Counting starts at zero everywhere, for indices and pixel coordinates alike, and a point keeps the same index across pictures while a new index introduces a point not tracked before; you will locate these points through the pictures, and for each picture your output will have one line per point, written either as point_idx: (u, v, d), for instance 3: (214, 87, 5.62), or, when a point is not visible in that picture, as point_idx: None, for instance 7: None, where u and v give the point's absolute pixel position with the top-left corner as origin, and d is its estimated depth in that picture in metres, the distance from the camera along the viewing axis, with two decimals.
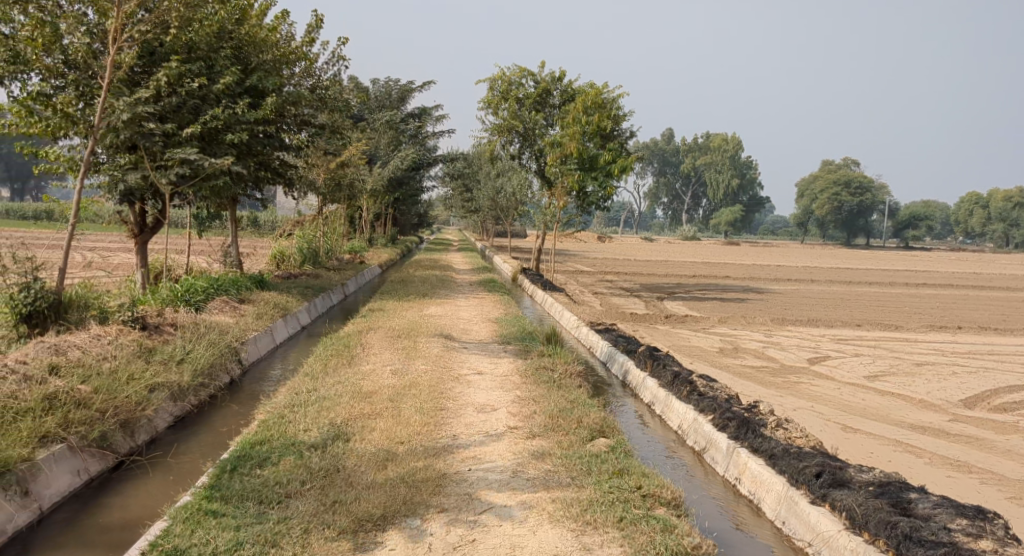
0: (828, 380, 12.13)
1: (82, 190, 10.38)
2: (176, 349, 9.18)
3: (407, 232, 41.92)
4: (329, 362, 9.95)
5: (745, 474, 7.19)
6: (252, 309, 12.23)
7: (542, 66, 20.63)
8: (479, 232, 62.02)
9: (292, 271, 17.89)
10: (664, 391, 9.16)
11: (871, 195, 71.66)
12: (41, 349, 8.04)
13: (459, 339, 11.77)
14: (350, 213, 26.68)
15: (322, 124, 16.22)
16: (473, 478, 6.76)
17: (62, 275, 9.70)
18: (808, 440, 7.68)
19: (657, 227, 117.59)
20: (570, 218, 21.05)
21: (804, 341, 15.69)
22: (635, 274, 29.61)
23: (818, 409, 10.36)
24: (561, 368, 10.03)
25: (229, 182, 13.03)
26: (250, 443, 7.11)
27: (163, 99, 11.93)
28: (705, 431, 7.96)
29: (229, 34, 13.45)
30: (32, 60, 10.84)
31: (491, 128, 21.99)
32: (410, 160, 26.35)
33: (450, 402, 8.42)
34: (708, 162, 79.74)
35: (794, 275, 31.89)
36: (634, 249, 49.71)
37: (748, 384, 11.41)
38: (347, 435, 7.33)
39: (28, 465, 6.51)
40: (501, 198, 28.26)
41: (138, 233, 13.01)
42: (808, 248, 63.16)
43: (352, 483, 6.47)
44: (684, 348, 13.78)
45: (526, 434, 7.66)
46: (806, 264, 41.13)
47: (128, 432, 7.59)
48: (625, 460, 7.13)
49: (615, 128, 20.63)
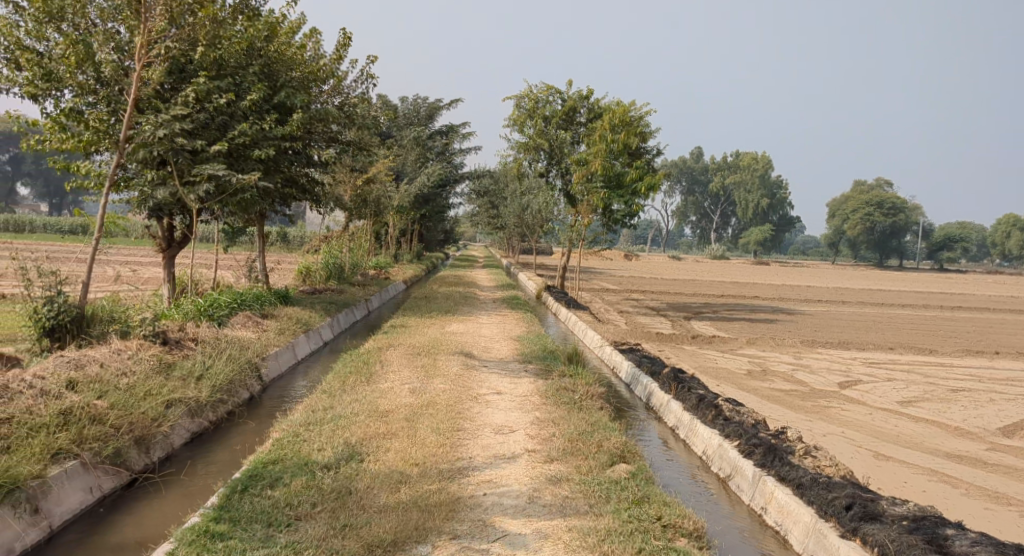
0: (859, 405, 11.79)
1: (108, 205, 10.32)
2: (195, 364, 9.10)
3: (433, 249, 41.90)
4: (348, 380, 9.81)
5: (772, 503, 6.93)
6: (274, 324, 12.15)
7: (569, 83, 20.55)
8: (505, 249, 62.06)
9: (317, 287, 17.87)
10: (688, 415, 8.92)
11: (904, 216, 70.55)
12: (61, 363, 8.00)
13: (480, 358, 11.61)
14: (377, 229, 26.72)
15: (350, 141, 16.21)
16: (488, 503, 6.57)
17: (86, 290, 9.67)
18: (837, 469, 7.39)
19: (685, 246, 116.88)
20: (596, 236, 20.86)
21: (835, 364, 15.31)
22: (662, 293, 29.30)
23: (848, 435, 10.05)
24: (582, 388, 9.82)
25: (256, 198, 13.00)
26: (263, 462, 6.98)
27: (193, 115, 11.93)
28: (730, 457, 7.71)
29: (258, 51, 13.50)
30: (64, 78, 10.87)
31: (517, 146, 21.92)
32: (437, 177, 26.34)
33: (467, 423, 8.24)
34: (737, 181, 79.17)
35: (826, 297, 31.37)
36: (661, 268, 49.24)
37: (776, 408, 11.12)
38: (360, 455, 7.18)
39: (40, 482, 6.42)
40: (527, 215, 28.13)
41: (166, 247, 12.99)
42: (838, 269, 62.31)
43: (364, 506, 6.31)
44: (711, 370, 13.49)
45: (544, 457, 7.46)
46: (838, 285, 40.49)
47: (143, 449, 7.49)
48: (645, 487, 6.91)
49: (642, 146, 20.43)
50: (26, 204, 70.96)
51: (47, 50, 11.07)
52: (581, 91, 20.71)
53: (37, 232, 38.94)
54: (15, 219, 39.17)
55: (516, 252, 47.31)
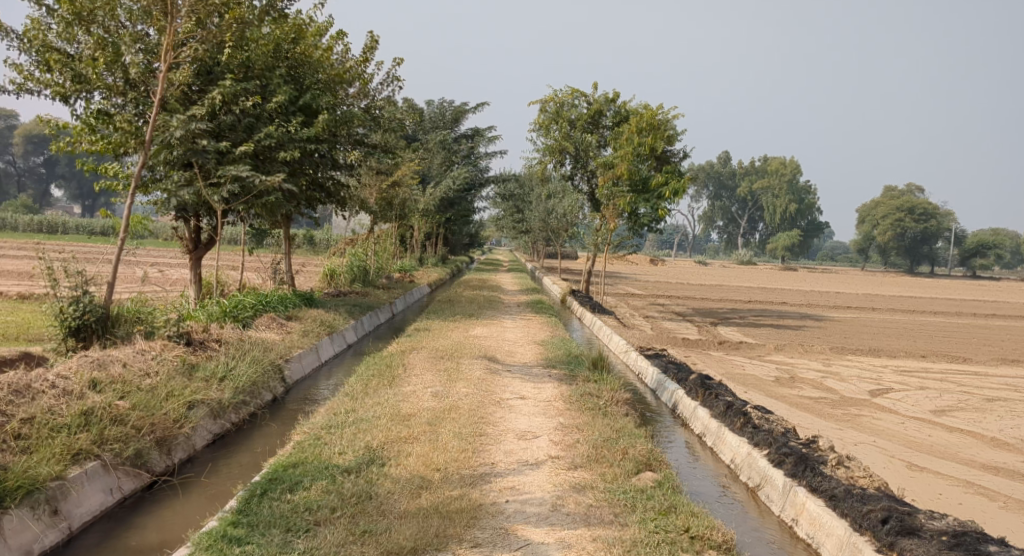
0: (891, 414, 11.50)
1: (133, 205, 10.28)
2: (219, 365, 9.05)
3: (458, 253, 41.84)
4: (370, 383, 9.72)
5: (803, 514, 6.73)
6: (298, 326, 12.11)
7: (595, 86, 20.39)
8: (530, 253, 61.95)
9: (342, 290, 17.85)
10: (716, 422, 8.73)
11: (936, 221, 69.38)
12: (85, 363, 7.98)
13: (503, 362, 11.48)
14: (402, 232, 26.73)
15: (375, 144, 16.16)
16: (510, 510, 6.43)
17: (112, 290, 9.67)
18: (871, 480, 7.15)
19: (711, 251, 115.94)
20: (622, 240, 20.66)
21: (866, 372, 15.00)
22: (688, 298, 28.98)
23: (880, 445, 9.80)
24: (607, 394, 9.64)
25: (281, 200, 12.99)
26: (283, 465, 6.89)
27: (219, 118, 11.98)
28: (760, 466, 7.51)
29: (285, 53, 13.48)
30: (92, 80, 10.92)
31: (542, 149, 21.78)
32: (462, 180, 26.33)
33: (490, 428, 8.11)
34: (765, 187, 78.46)
35: (855, 303, 30.85)
36: (687, 273, 48.84)
37: (806, 416, 10.87)
38: (382, 459, 7.08)
39: (61, 483, 6.39)
40: (552, 219, 27.97)
41: (192, 249, 13.01)
42: (867, 276, 61.38)
43: (384, 511, 6.22)
44: (738, 376, 13.25)
45: (568, 464, 7.31)
46: (868, 291, 39.87)
47: (164, 450, 7.45)
48: (673, 496, 6.73)
49: (670, 150, 20.20)
50: (59, 206, 72.04)
51: (76, 53, 11.13)
52: (607, 94, 20.53)
53: (70, 233, 39.48)
54: (49, 220, 39.77)
55: (541, 256, 47.13)
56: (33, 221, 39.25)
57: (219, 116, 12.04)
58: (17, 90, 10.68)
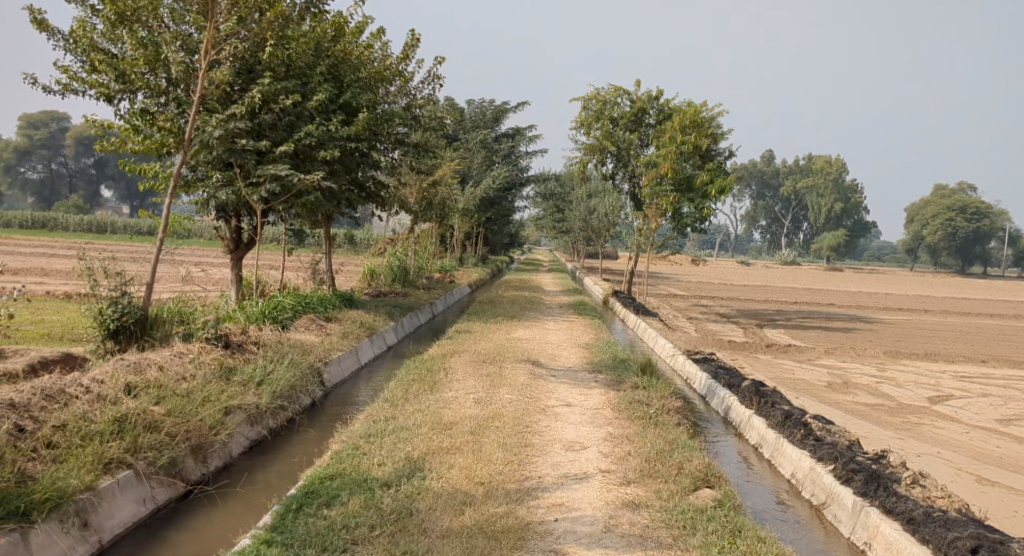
0: (954, 423, 10.90)
1: (172, 205, 9.93)
2: (256, 369, 8.78)
3: (498, 252, 41.44)
4: (410, 387, 9.41)
5: (878, 538, 6.25)
6: (338, 328, 11.83)
7: (637, 83, 19.86)
8: (569, 254, 61.39)
9: (382, 290, 17.60)
10: (774, 433, 8.22)
11: (988, 220, 67.20)
12: (120, 366, 7.75)
13: (547, 366, 11.09)
14: (442, 231, 26.48)
15: (417, 143, 15.85)
16: (560, 531, 6.05)
17: (152, 290, 9.47)
18: (950, 502, 6.67)
19: (754, 252, 114.34)
20: (665, 241, 20.13)
21: (924, 377, 14.33)
22: (733, 299, 28.31)
23: (945, 456, 9.23)
24: (657, 401, 9.19)
25: (320, 199, 12.75)
26: (320, 477, 6.59)
27: (260, 117, 11.78)
28: (825, 483, 7.02)
29: (325, 51, 13.10)
30: (136, 79, 10.78)
31: (583, 148, 21.32)
32: (502, 179, 26.08)
33: (536, 438, 7.74)
34: (810, 186, 76.78)
35: (906, 305, 29.85)
36: (731, 274, 47.84)
37: (865, 424, 10.31)
38: (423, 472, 6.75)
39: (92, 494, 6.15)
40: (593, 219, 27.46)
41: (233, 249, 12.84)
42: (914, 277, 59.70)
43: (426, 529, 5.89)
44: (791, 382, 12.68)
45: (620, 479, 6.90)
46: (919, 293, 38.67)
47: (200, 458, 7.20)
48: (735, 518, 6.28)
49: (715, 148, 19.55)
50: (109, 206, 73.26)
51: (120, 52, 11.00)
52: (650, 91, 19.99)
53: (118, 233, 40.00)
54: (99, 219, 40.36)
55: (581, 256, 46.41)
56: (83, 220, 39.92)
57: (259, 115, 11.85)
58: (62, 90, 10.54)
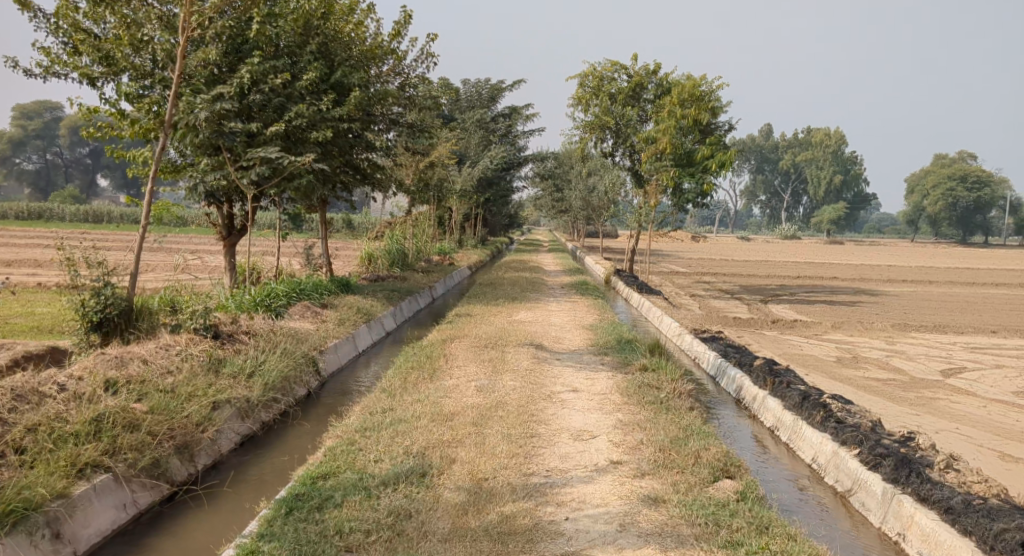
0: (971, 397, 10.47)
1: (155, 191, 9.18)
2: (247, 359, 8.34)
3: (497, 234, 40.95)
4: (409, 376, 8.95)
5: (913, 529, 5.88)
6: (334, 314, 11.39)
7: (635, 57, 19.26)
8: (569, 234, 60.69)
9: (379, 273, 17.11)
10: (791, 415, 7.79)
11: (990, 190, 66.55)
12: (101, 361, 7.27)
13: (550, 350, 10.66)
14: (440, 213, 25.95)
15: (411, 123, 15.27)
16: (572, 531, 5.64)
17: (136, 280, 8.93)
18: (987, 487, 6.28)
19: (754, 227, 113.65)
20: (665, 217, 19.63)
21: (934, 350, 13.89)
22: (734, 275, 27.79)
23: (965, 432, 8.80)
24: (668, 386, 8.74)
25: (314, 182, 12.23)
26: (313, 477, 6.17)
27: (248, 97, 11.15)
28: (850, 468, 6.63)
29: (315, 29, 12.50)
30: (121, 61, 10.25)
31: (581, 125, 20.72)
32: (500, 159, 25.45)
33: (542, 427, 7.32)
34: (809, 159, 76.11)
35: (910, 277, 29.37)
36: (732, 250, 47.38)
37: (878, 401, 9.88)
38: (422, 468, 6.31)
39: (64, 503, 5.75)
40: (592, 197, 26.98)
41: (226, 235, 12.29)
42: (915, 248, 59.06)
43: (426, 533, 5.50)
44: (799, 358, 12.25)
45: (634, 472, 6.48)
46: (921, 263, 38.24)
47: (187, 457, 6.79)
48: (760, 512, 5.88)
49: (715, 121, 19.01)
50: (106, 195, 72.46)
51: (104, 33, 10.43)
52: (648, 65, 19.40)
53: (115, 222, 39.38)
54: (95, 209, 39.88)
55: (581, 236, 45.96)
56: (79, 210, 39.35)
57: (248, 94, 11.19)
58: (43, 73, 9.99)
